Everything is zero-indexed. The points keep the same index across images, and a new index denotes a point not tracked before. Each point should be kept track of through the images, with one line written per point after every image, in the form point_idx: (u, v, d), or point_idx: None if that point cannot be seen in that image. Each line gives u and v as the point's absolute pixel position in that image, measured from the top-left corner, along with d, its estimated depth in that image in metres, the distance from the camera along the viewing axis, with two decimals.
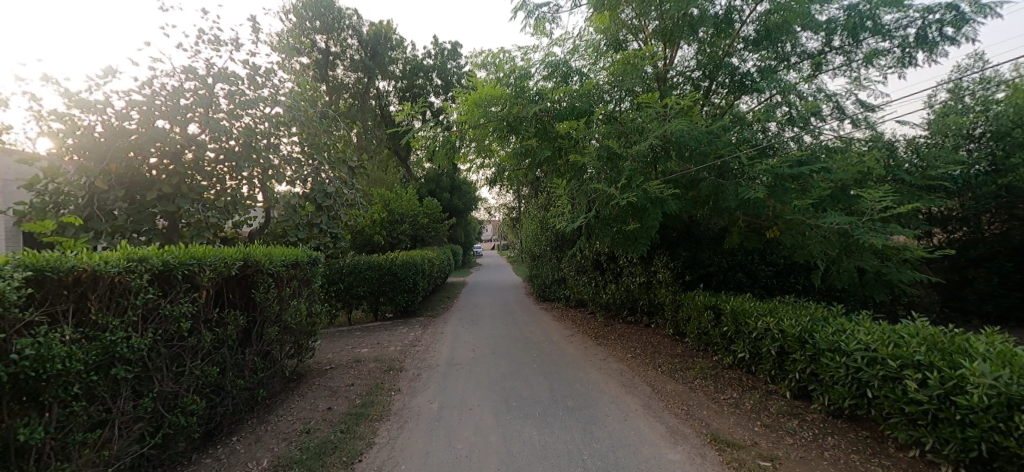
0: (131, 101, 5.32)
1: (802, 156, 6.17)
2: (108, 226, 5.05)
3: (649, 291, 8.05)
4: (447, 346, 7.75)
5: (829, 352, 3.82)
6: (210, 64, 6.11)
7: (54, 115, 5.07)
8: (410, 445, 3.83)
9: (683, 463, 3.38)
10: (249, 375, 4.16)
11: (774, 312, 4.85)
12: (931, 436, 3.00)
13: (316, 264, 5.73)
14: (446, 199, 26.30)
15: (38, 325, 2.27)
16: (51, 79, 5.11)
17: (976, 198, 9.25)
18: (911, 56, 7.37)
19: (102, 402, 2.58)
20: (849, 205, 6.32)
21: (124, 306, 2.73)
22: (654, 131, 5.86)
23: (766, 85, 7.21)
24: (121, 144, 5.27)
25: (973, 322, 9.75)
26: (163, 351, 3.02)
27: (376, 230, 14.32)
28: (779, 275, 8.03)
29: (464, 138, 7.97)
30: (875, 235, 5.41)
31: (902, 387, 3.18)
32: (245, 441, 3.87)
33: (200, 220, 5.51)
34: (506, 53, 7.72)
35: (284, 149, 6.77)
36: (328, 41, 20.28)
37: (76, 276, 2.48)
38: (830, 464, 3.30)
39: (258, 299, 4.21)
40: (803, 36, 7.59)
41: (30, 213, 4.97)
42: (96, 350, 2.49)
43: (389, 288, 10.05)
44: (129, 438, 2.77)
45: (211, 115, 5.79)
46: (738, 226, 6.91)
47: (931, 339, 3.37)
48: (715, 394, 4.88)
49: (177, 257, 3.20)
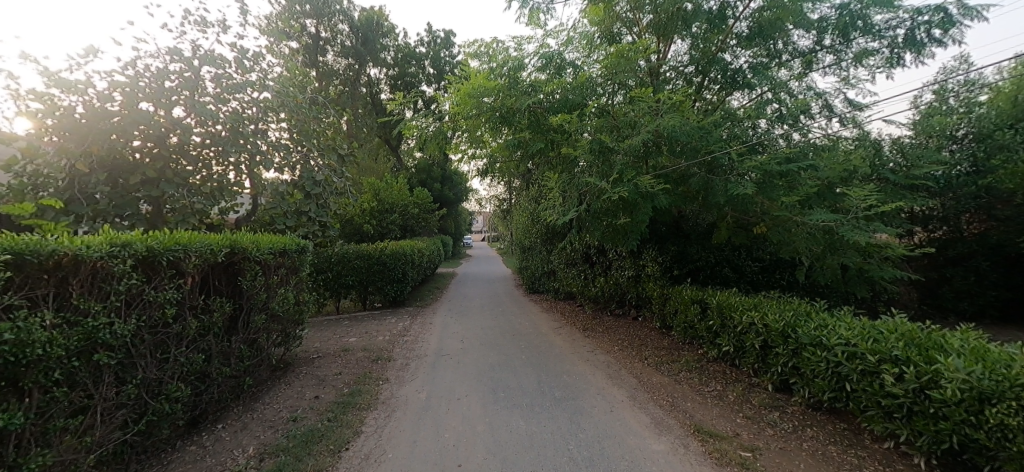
0: (114, 83, 5.17)
1: (790, 153, 6.20)
2: (90, 210, 4.93)
3: (637, 284, 8.12)
4: (436, 336, 7.78)
5: (811, 346, 3.91)
6: (196, 45, 5.96)
7: (33, 94, 4.91)
8: (397, 434, 3.86)
9: (667, 453, 3.45)
10: (235, 363, 4.14)
11: (759, 307, 4.95)
12: (906, 429, 3.10)
13: (305, 252, 5.65)
14: (437, 190, 25.96)
15: (18, 309, 2.22)
16: (29, 57, 4.92)
17: (957, 198, 9.48)
18: (899, 57, 7.52)
19: (83, 389, 2.54)
20: (834, 203, 6.41)
21: (107, 292, 2.69)
22: (646, 126, 5.89)
23: (757, 82, 7.42)
24: (102, 126, 5.10)
25: (949, 319, 9.95)
26: (146, 338, 2.97)
27: (365, 219, 14.23)
28: (765, 271, 8.20)
29: (456, 128, 7.96)
30: (859, 233, 5.51)
31: (880, 381, 3.26)
32: (230, 429, 3.84)
33: (185, 206, 5.44)
34: (500, 43, 7.65)
35: (272, 135, 6.67)
36: (318, 26, 19.82)
37: (57, 261, 2.44)
38: (808, 455, 3.39)
39: (244, 287, 4.16)
40: (795, 34, 7.67)
41: (7, 195, 4.74)
42: (78, 335, 2.45)
43: (377, 278, 9.99)
44: (111, 425, 2.74)
45: (197, 99, 5.67)
46: (727, 222, 6.98)
47: (909, 335, 3.47)
48: (700, 386, 4.96)
49: (161, 243, 3.15)
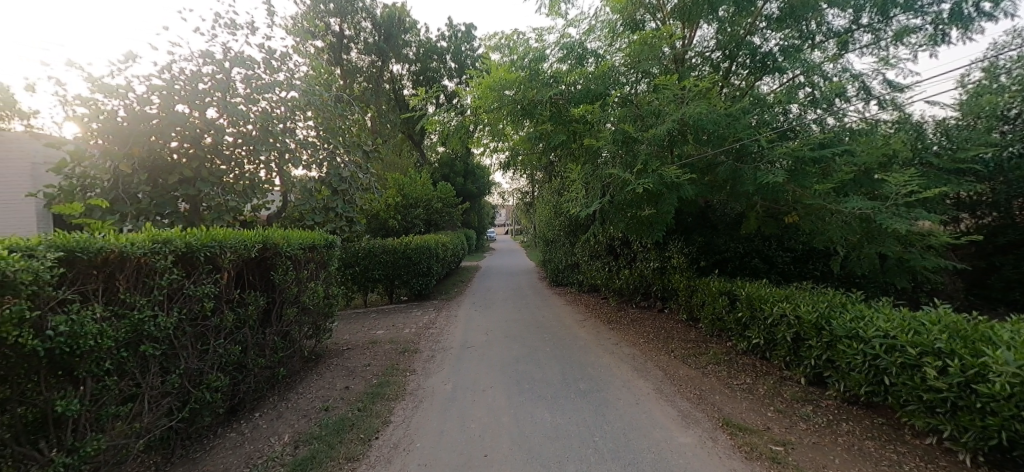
0: (151, 87, 5.41)
1: (823, 139, 5.96)
2: (133, 209, 5.22)
3: (662, 276, 7.99)
4: (460, 328, 7.87)
5: (847, 339, 3.77)
6: (227, 48, 6.16)
7: (79, 100, 5.18)
8: (424, 424, 3.94)
9: (694, 446, 3.41)
10: (269, 354, 4.30)
11: (790, 298, 4.80)
12: (950, 424, 2.96)
13: (332, 247, 5.80)
14: (460, 184, 26.14)
15: (71, 303, 2.36)
16: (75, 64, 5.21)
17: (1008, 183, 8.92)
18: (943, 33, 7.10)
19: (131, 378, 2.69)
20: (872, 190, 6.12)
21: (150, 286, 2.83)
22: (671, 115, 5.77)
23: (789, 65, 7.12)
24: (143, 128, 5.36)
25: (1000, 311, 9.40)
26: (187, 330, 3.12)
27: (390, 214, 14.49)
28: (797, 261, 7.93)
29: (477, 122, 7.99)
30: (899, 221, 5.26)
31: (921, 375, 3.12)
32: (267, 417, 4.01)
33: (220, 204, 5.67)
34: (520, 36, 7.60)
35: (299, 133, 6.84)
36: (342, 24, 20.16)
37: (105, 258, 2.57)
38: (843, 450, 3.29)
39: (276, 281, 4.31)
40: (830, 13, 7.31)
41: (58, 196, 5.06)
42: (125, 328, 2.59)
43: (403, 272, 10.18)
44: (158, 412, 2.90)
45: (229, 100, 5.86)
46: (756, 211, 6.78)
47: (954, 326, 3.30)
48: (728, 379, 4.86)
49: (199, 240, 3.29)
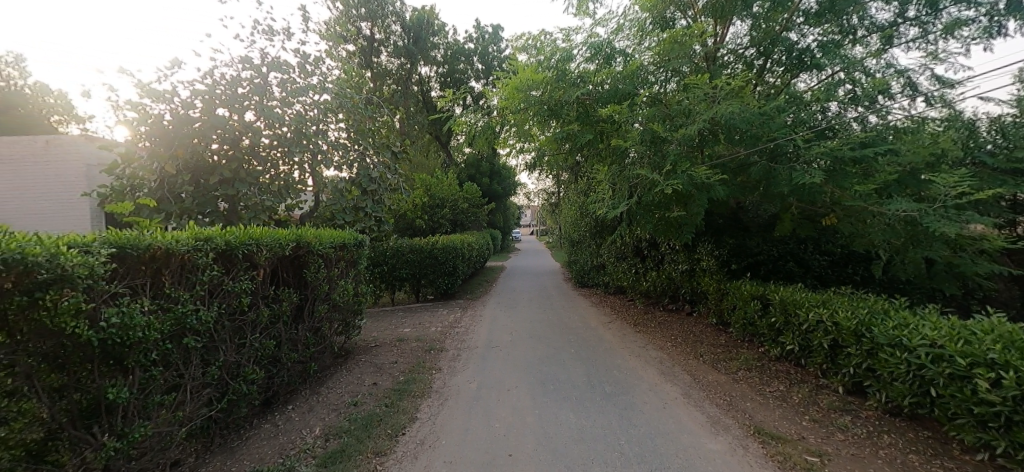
0: (194, 92, 5.68)
1: (864, 137, 5.70)
2: (177, 208, 5.49)
3: (691, 279, 7.81)
4: (485, 328, 7.92)
5: (889, 347, 3.59)
6: (265, 53, 6.40)
7: (129, 105, 5.49)
8: (449, 421, 3.99)
9: (724, 453, 3.33)
10: (301, 349, 4.45)
11: (827, 303, 4.61)
12: (1004, 440, 2.78)
13: (362, 246, 5.93)
14: (486, 185, 26.28)
15: (122, 296, 2.51)
16: (126, 71, 5.53)
17: None
18: (999, 25, 6.68)
19: (175, 368, 2.84)
20: (918, 190, 5.82)
21: (193, 282, 2.98)
22: (701, 114, 5.64)
23: (828, 61, 6.84)
24: (186, 131, 5.60)
25: None
26: (226, 324, 3.27)
27: (417, 214, 14.71)
28: (835, 265, 7.61)
29: (504, 123, 8.03)
30: (948, 223, 4.98)
31: (972, 387, 2.94)
32: (299, 410, 4.14)
33: (256, 204, 5.86)
34: (547, 36, 7.59)
35: (331, 135, 7.04)
36: (373, 28, 20.59)
37: (152, 254, 2.71)
38: (884, 463, 3.14)
39: (308, 278, 4.45)
40: (873, 6, 6.99)
41: (110, 195, 5.44)
42: (170, 320, 2.73)
43: (429, 271, 10.32)
44: (199, 401, 3.04)
45: (265, 103, 6.09)
46: (791, 213, 6.55)
47: (1009, 337, 3.10)
48: (760, 386, 4.71)
49: (237, 238, 3.43)
